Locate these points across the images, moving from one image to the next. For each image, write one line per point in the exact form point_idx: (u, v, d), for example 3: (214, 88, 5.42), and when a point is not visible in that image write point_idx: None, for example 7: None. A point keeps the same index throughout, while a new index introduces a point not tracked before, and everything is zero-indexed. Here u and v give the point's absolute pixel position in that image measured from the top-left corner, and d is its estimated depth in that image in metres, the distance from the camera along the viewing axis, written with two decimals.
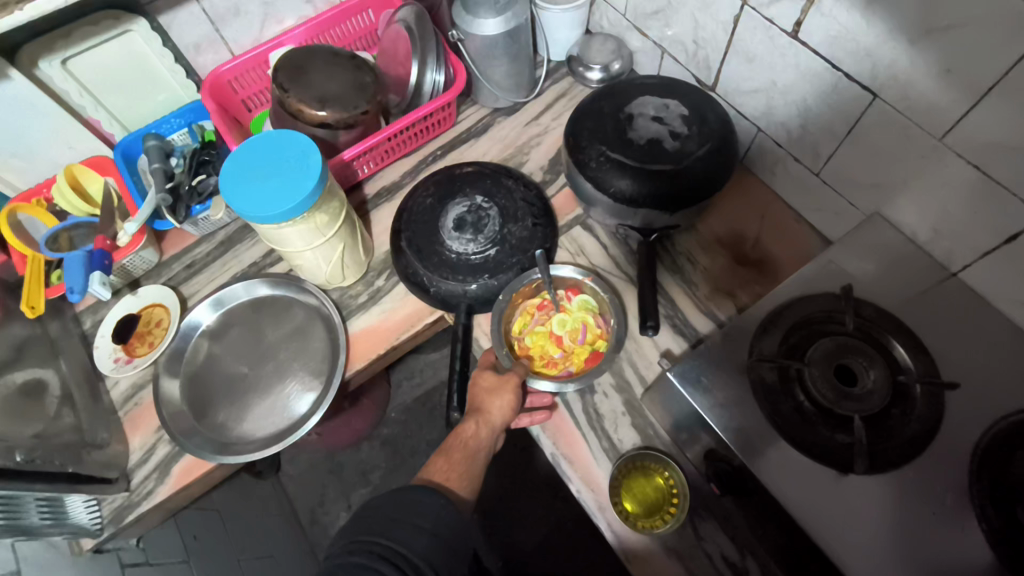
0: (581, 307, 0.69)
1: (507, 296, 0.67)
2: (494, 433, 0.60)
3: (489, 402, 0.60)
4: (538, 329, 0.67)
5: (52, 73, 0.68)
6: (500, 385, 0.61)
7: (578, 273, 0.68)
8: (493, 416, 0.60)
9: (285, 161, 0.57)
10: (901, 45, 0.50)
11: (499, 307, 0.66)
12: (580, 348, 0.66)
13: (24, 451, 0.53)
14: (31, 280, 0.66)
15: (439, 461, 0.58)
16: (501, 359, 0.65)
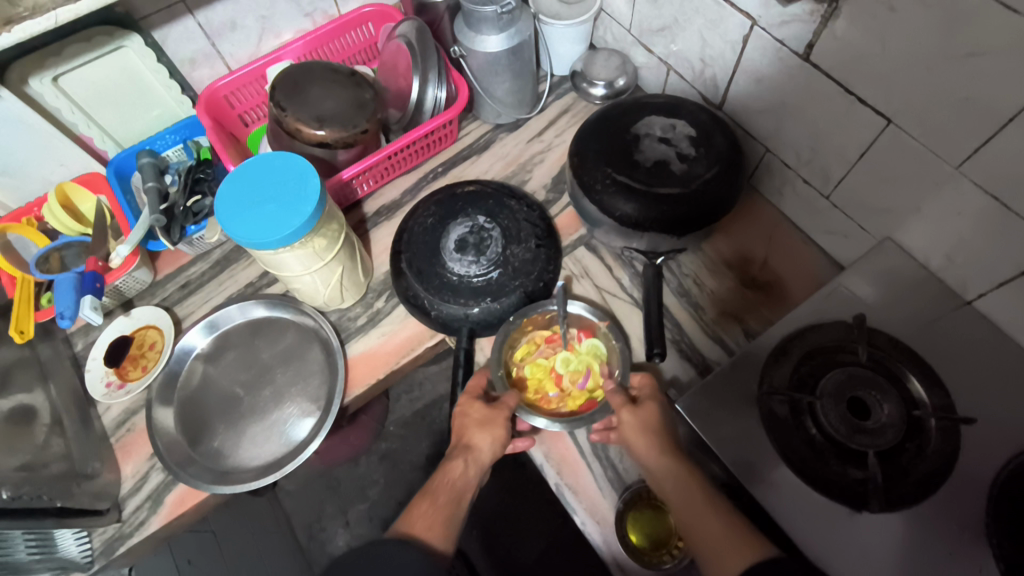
0: (589, 350, 0.66)
1: (517, 319, 0.65)
2: (482, 466, 0.60)
3: (477, 437, 0.59)
4: (541, 363, 0.66)
5: (43, 91, 0.66)
6: (489, 417, 0.60)
7: (593, 315, 0.66)
8: (481, 449, 0.59)
9: (283, 185, 0.55)
10: (917, 72, 0.49)
11: (505, 330, 0.65)
12: (579, 393, 0.63)
13: (9, 488, 0.51)
14: (20, 304, 0.65)
15: (421, 505, 0.56)
16: (494, 385, 0.63)
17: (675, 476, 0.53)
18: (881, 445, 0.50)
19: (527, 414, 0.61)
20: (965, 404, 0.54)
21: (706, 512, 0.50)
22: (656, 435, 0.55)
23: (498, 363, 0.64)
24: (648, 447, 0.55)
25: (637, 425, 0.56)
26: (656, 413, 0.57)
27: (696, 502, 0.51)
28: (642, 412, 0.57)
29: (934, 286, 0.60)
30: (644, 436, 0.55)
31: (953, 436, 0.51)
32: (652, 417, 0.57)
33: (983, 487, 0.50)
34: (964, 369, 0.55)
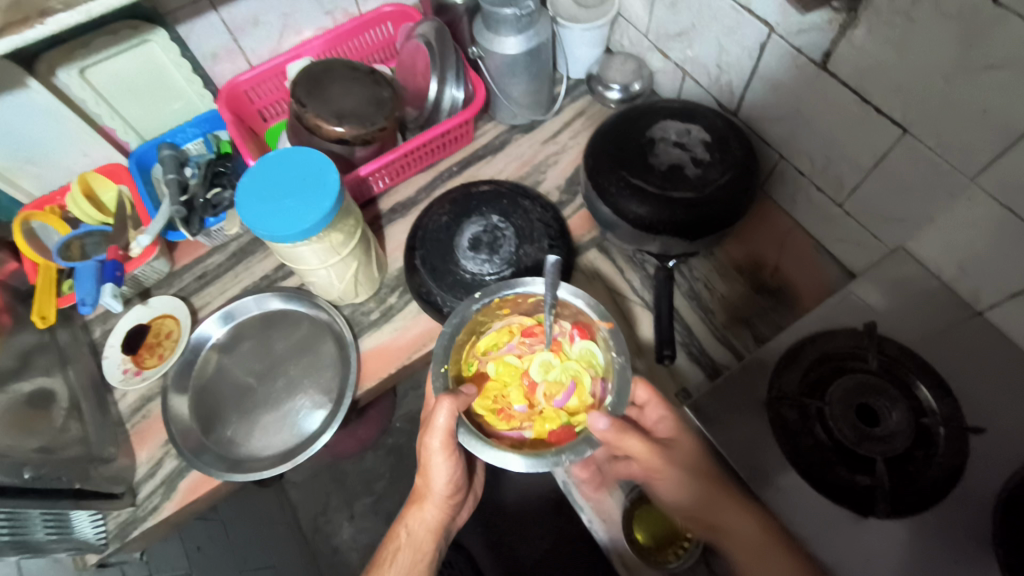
0: (582, 356, 0.58)
1: (485, 299, 0.57)
2: (432, 525, 0.60)
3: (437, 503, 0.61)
4: (513, 363, 0.59)
5: (70, 82, 0.67)
6: (424, 471, 0.57)
7: (595, 312, 0.55)
8: (425, 509, 0.60)
9: (302, 180, 0.56)
10: (935, 83, 0.49)
11: (468, 311, 0.57)
12: (551, 415, 0.55)
13: (31, 468, 0.52)
14: (42, 289, 0.67)
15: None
16: (435, 380, 0.54)
17: (727, 518, 0.50)
18: (890, 452, 0.50)
19: (465, 435, 0.51)
20: (974, 413, 0.54)
21: (771, 563, 0.48)
22: (693, 483, 0.52)
23: (445, 354, 0.55)
24: (687, 495, 0.51)
25: (673, 472, 0.52)
26: (688, 457, 0.53)
27: (757, 547, 0.49)
28: (670, 452, 0.53)
29: (946, 296, 0.60)
30: (685, 482, 0.52)
31: (961, 445, 0.51)
32: (687, 459, 0.53)
33: (990, 497, 0.50)
34: (974, 380, 0.56)
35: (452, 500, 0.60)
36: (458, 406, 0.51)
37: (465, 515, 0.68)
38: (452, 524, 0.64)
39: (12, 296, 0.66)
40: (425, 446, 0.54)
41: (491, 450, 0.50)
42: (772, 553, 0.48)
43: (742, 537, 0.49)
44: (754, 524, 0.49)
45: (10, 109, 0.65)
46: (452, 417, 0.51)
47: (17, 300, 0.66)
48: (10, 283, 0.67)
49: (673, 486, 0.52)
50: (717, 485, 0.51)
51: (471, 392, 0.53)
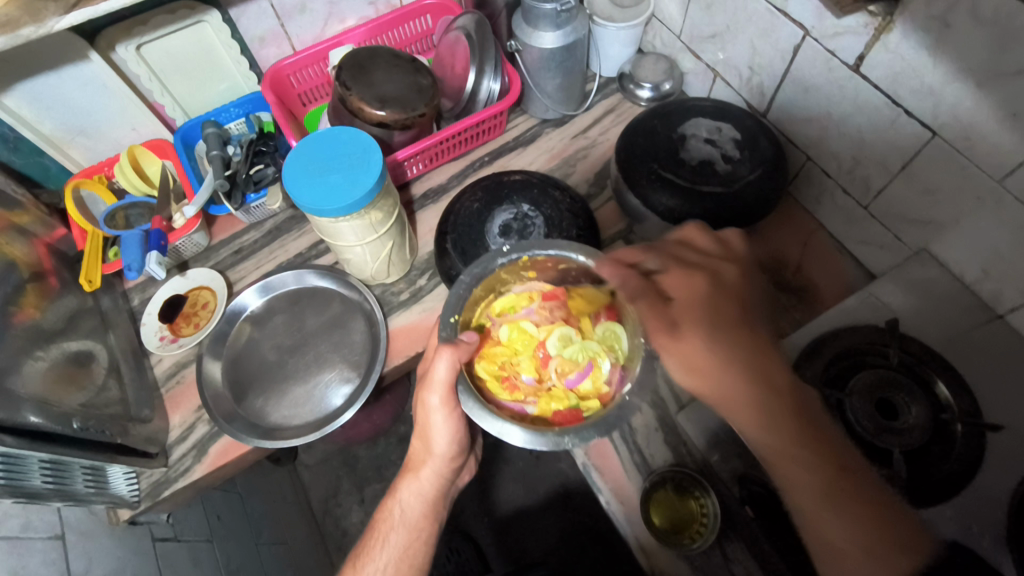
0: (604, 339, 0.58)
1: (513, 255, 0.58)
2: (428, 494, 0.59)
3: (424, 466, 0.59)
4: (528, 330, 0.59)
5: (127, 58, 0.71)
6: (424, 432, 0.57)
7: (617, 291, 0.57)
8: (423, 477, 0.59)
9: (347, 158, 0.58)
10: (967, 86, 0.50)
11: (494, 265, 0.58)
12: (559, 392, 0.56)
13: (79, 419, 0.55)
14: (91, 255, 0.69)
15: (365, 544, 0.57)
16: (443, 329, 0.56)
17: (801, 453, 0.46)
18: (907, 445, 0.52)
19: (466, 399, 0.53)
20: (992, 412, 0.55)
21: (835, 515, 0.44)
22: (786, 414, 0.47)
23: (457, 305, 0.57)
24: (761, 424, 0.47)
25: (749, 401, 0.48)
26: (759, 367, 0.49)
27: (814, 504, 0.44)
28: (684, 344, 0.50)
29: (968, 299, 0.61)
30: (762, 421, 0.47)
31: (978, 442, 0.52)
32: (778, 390, 0.48)
33: (1005, 492, 0.51)
34: (993, 381, 0.57)
35: (452, 462, 0.60)
36: (458, 355, 0.52)
37: (465, 476, 0.68)
38: (453, 487, 0.64)
39: (60, 261, 0.68)
40: (423, 404, 0.55)
41: (494, 419, 0.52)
42: (841, 505, 0.44)
43: (812, 490, 0.45)
44: (831, 462, 0.45)
45: (68, 79, 0.68)
46: (452, 368, 0.52)
47: (65, 265, 0.68)
48: (59, 247, 0.70)
49: (687, 352, 0.50)
50: (810, 427, 0.47)
51: (472, 340, 0.54)
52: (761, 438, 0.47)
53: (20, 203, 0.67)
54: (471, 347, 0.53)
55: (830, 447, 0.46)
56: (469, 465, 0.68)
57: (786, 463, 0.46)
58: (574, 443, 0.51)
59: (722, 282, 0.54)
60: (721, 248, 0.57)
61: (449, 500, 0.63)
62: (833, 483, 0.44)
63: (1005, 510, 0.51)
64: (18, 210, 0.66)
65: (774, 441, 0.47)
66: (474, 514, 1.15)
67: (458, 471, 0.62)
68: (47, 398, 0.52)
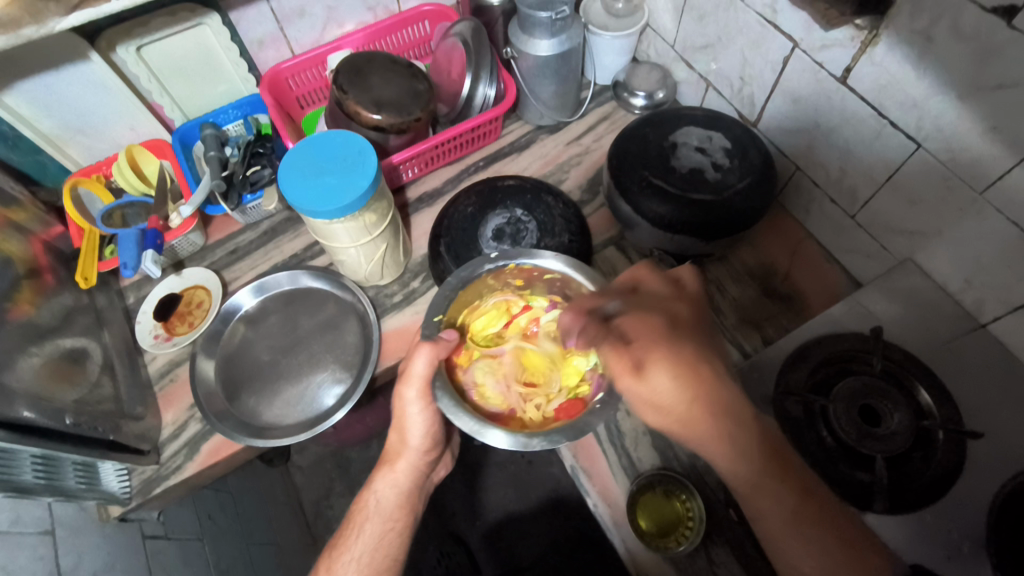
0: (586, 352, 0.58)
1: (500, 262, 0.59)
2: (404, 486, 0.61)
3: (399, 458, 0.61)
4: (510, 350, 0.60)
5: (127, 59, 0.72)
6: (400, 425, 0.59)
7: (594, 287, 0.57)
8: (398, 470, 0.61)
9: (343, 161, 0.59)
10: (950, 99, 0.51)
11: (480, 269, 0.59)
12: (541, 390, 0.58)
13: (72, 415, 0.55)
14: (87, 251, 0.70)
15: (341, 533, 0.58)
16: (427, 327, 0.57)
17: (768, 487, 0.46)
18: (890, 451, 0.52)
19: (442, 396, 0.53)
20: (973, 419, 0.56)
21: (801, 537, 0.45)
22: (751, 450, 0.47)
23: (442, 305, 0.58)
24: (737, 458, 0.47)
25: (716, 435, 0.47)
26: (716, 409, 0.48)
27: (784, 530, 0.46)
28: (650, 384, 0.49)
29: (952, 308, 0.62)
30: (735, 454, 0.47)
31: (959, 449, 0.53)
32: (736, 423, 0.48)
33: (985, 499, 0.52)
34: (975, 389, 0.58)
35: (427, 455, 0.62)
36: (436, 352, 0.54)
37: (441, 472, 0.70)
38: (428, 481, 0.65)
39: (55, 259, 0.68)
40: (399, 397, 0.57)
41: (471, 419, 0.52)
42: (812, 534, 0.45)
43: (782, 519, 0.46)
44: (801, 492, 0.46)
45: (68, 79, 0.69)
46: (430, 363, 0.54)
47: (61, 262, 0.68)
48: (55, 245, 0.70)
49: (655, 393, 0.49)
50: (775, 461, 0.47)
51: (452, 338, 0.55)
52: (732, 473, 0.47)
53: (18, 201, 0.68)
54: (450, 344, 0.55)
55: (797, 478, 0.47)
56: (446, 460, 0.70)
57: (757, 496, 0.47)
58: (542, 445, 0.50)
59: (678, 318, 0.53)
60: (674, 288, 0.56)
61: (424, 494, 0.64)
62: (803, 512, 0.46)
63: (984, 516, 0.51)
64: (15, 207, 0.67)
65: (745, 475, 0.47)
66: (465, 518, 1.15)
67: (433, 464, 0.64)
68: (40, 393, 0.53)
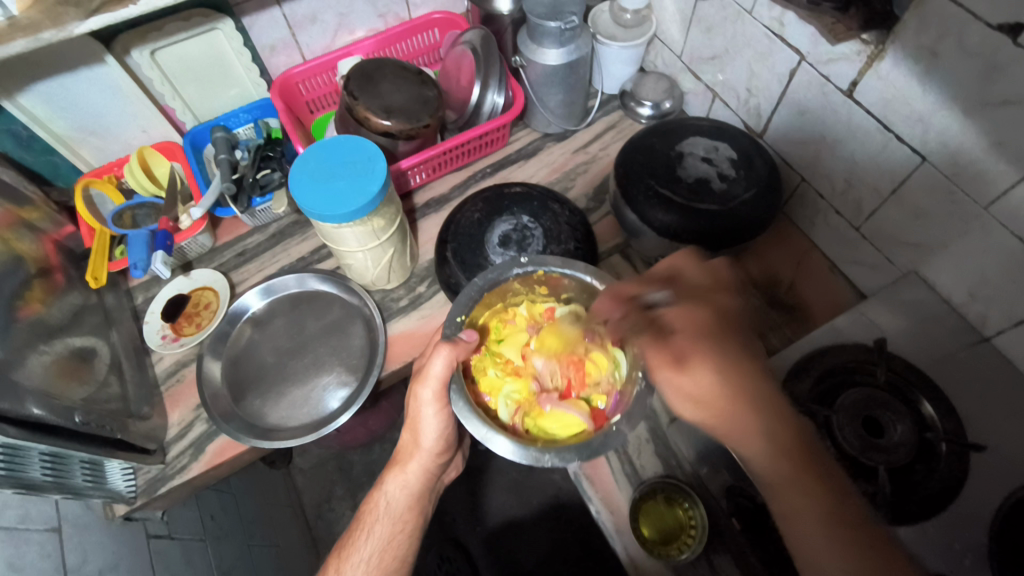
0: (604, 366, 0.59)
1: (529, 267, 0.60)
2: (414, 487, 0.61)
3: (410, 460, 0.60)
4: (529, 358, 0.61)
5: (141, 62, 0.73)
6: (414, 425, 0.59)
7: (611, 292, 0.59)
8: (409, 470, 0.60)
9: (353, 166, 0.60)
10: (955, 114, 0.52)
11: (508, 273, 0.60)
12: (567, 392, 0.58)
13: (81, 413, 0.55)
14: (97, 253, 0.70)
15: (350, 533, 0.58)
16: (449, 327, 0.58)
17: (800, 485, 0.46)
18: (892, 463, 0.53)
19: (457, 399, 0.54)
20: (976, 432, 0.56)
21: (839, 543, 0.44)
22: (785, 445, 0.47)
23: (466, 305, 0.59)
24: (772, 452, 0.47)
25: (750, 429, 0.48)
26: (756, 401, 0.49)
27: (818, 530, 0.45)
28: (691, 376, 0.50)
29: (956, 321, 0.62)
30: (766, 447, 0.48)
31: (962, 461, 0.53)
32: (773, 419, 0.48)
33: (987, 512, 0.52)
34: (978, 402, 0.58)
35: (439, 458, 0.62)
36: (455, 353, 0.54)
37: (451, 474, 0.70)
38: (438, 483, 0.65)
39: (66, 258, 0.69)
40: (415, 397, 0.57)
41: (482, 425, 0.52)
42: (846, 538, 0.44)
43: (816, 518, 0.45)
44: (833, 493, 0.46)
45: (83, 81, 0.70)
46: (448, 365, 0.54)
47: (71, 262, 0.69)
48: (66, 244, 0.71)
49: (695, 386, 0.50)
50: (808, 459, 0.47)
51: (472, 339, 0.56)
52: (761, 463, 0.48)
53: (30, 200, 0.69)
54: (470, 346, 0.56)
55: (831, 477, 0.47)
56: (456, 463, 0.70)
57: (789, 488, 0.46)
58: (553, 461, 0.50)
59: (729, 313, 0.53)
60: (712, 278, 0.56)
61: (434, 496, 0.65)
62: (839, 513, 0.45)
63: (987, 528, 0.52)
64: (27, 206, 0.67)
65: (775, 472, 0.47)
66: (464, 523, 1.15)
67: (444, 467, 0.64)
68: (50, 391, 0.53)
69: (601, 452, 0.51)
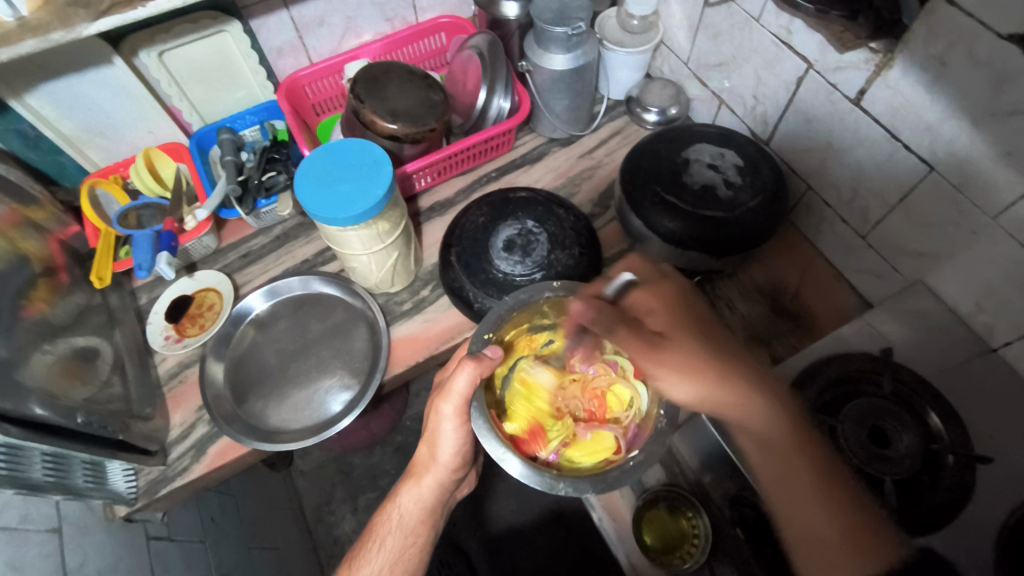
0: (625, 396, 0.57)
1: (560, 291, 0.58)
2: (428, 501, 0.61)
3: (427, 475, 0.60)
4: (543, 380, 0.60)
5: (148, 64, 0.73)
6: (432, 440, 0.59)
7: None
8: (424, 484, 0.60)
9: (359, 169, 0.60)
10: (963, 123, 0.52)
11: (540, 298, 0.59)
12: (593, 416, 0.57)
13: (83, 413, 0.55)
14: (102, 251, 0.71)
15: (361, 543, 0.59)
16: (475, 344, 0.57)
17: (794, 443, 0.49)
18: (898, 474, 0.52)
19: (476, 416, 0.54)
20: (983, 443, 0.56)
21: (827, 503, 0.46)
22: (770, 406, 0.50)
23: (495, 324, 0.58)
24: (762, 414, 0.49)
25: (744, 394, 0.50)
26: (732, 368, 0.50)
27: (811, 486, 0.47)
28: (672, 356, 0.50)
29: (962, 332, 0.62)
30: (760, 408, 0.50)
31: (969, 473, 0.53)
32: (758, 384, 0.51)
33: (993, 525, 0.52)
34: (985, 413, 0.57)
35: (454, 473, 0.61)
36: (479, 371, 0.53)
37: (463, 490, 0.69)
38: (452, 498, 0.65)
39: (71, 258, 0.69)
40: (436, 412, 0.56)
41: (498, 444, 0.52)
42: (833, 493, 0.47)
43: (806, 476, 0.47)
44: (820, 460, 0.48)
45: (90, 82, 0.70)
46: (471, 382, 0.53)
47: (76, 262, 0.69)
48: (71, 244, 0.71)
49: (676, 367, 0.50)
50: (792, 417, 0.50)
51: (496, 356, 0.55)
52: (751, 423, 0.50)
53: (36, 199, 0.69)
54: (494, 363, 0.55)
55: (809, 433, 0.50)
56: (470, 477, 0.69)
57: (779, 456, 0.48)
58: (568, 489, 0.50)
59: (685, 293, 0.55)
60: (657, 275, 0.56)
61: (447, 509, 0.64)
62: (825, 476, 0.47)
63: (994, 542, 0.51)
64: (34, 206, 0.68)
65: (770, 435, 0.49)
66: (464, 527, 1.15)
67: (457, 482, 0.64)
68: (52, 391, 0.53)
69: (617, 485, 0.50)
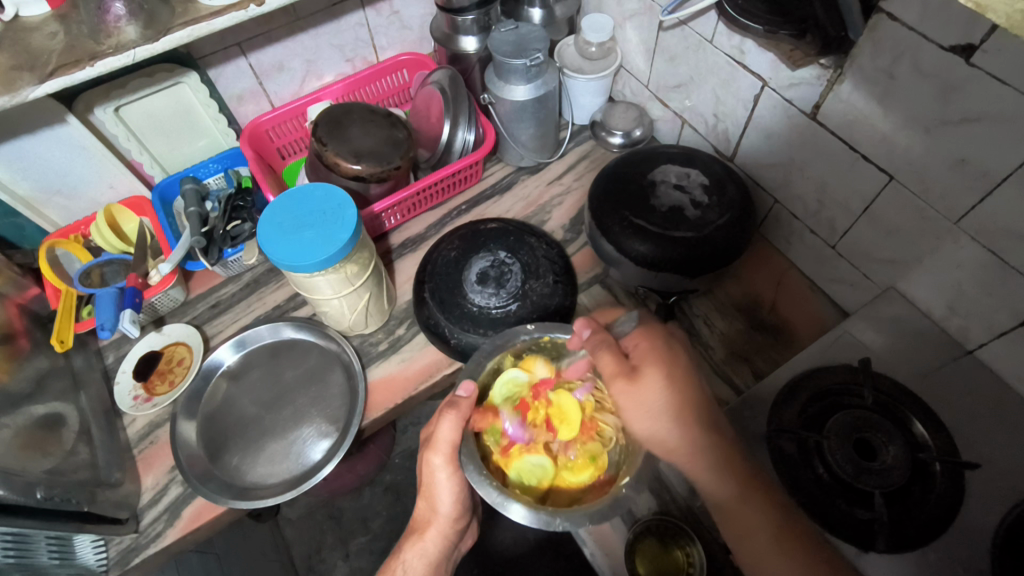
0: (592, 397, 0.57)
1: (535, 334, 0.58)
2: (432, 555, 0.61)
3: (431, 531, 0.60)
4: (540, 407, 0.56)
5: (105, 120, 0.73)
6: (429, 493, 0.59)
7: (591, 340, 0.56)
8: (427, 539, 0.60)
9: (323, 214, 0.59)
10: (917, 133, 0.52)
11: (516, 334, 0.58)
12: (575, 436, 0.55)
13: (43, 488, 0.52)
14: (64, 316, 0.69)
15: None
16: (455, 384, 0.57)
17: (743, 492, 0.50)
18: (888, 487, 0.51)
19: (468, 466, 0.51)
20: (968, 448, 0.55)
21: (780, 550, 0.48)
22: (726, 467, 0.50)
23: (471, 366, 0.58)
24: (720, 474, 0.50)
25: (704, 454, 0.51)
26: (700, 424, 0.51)
27: (763, 536, 0.49)
28: (643, 391, 0.51)
29: (938, 336, 0.62)
30: (717, 471, 0.50)
31: (958, 479, 0.52)
32: (721, 445, 0.51)
33: (986, 531, 0.51)
34: (965, 418, 0.57)
35: (456, 523, 0.61)
36: (460, 417, 0.53)
37: (468, 540, 0.69)
38: (456, 551, 0.65)
39: (31, 321, 0.67)
40: (426, 463, 0.57)
41: (494, 491, 0.49)
42: (791, 550, 0.48)
43: (764, 533, 0.49)
44: (774, 504, 0.50)
45: (45, 142, 0.69)
46: (456, 428, 0.53)
47: (36, 325, 0.67)
48: (31, 307, 0.69)
49: (647, 398, 0.51)
50: (753, 480, 0.51)
51: (468, 393, 0.55)
52: (706, 473, 0.51)
53: None
54: (469, 402, 0.54)
55: (774, 495, 0.51)
56: (473, 527, 0.68)
57: (741, 509, 0.50)
58: (566, 525, 0.47)
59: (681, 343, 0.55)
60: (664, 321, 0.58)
61: (453, 560, 0.64)
62: (784, 528, 0.49)
63: (990, 550, 0.50)
64: None
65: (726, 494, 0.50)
66: (461, 565, 1.12)
67: (461, 533, 0.64)
68: (10, 466, 0.50)
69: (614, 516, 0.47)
